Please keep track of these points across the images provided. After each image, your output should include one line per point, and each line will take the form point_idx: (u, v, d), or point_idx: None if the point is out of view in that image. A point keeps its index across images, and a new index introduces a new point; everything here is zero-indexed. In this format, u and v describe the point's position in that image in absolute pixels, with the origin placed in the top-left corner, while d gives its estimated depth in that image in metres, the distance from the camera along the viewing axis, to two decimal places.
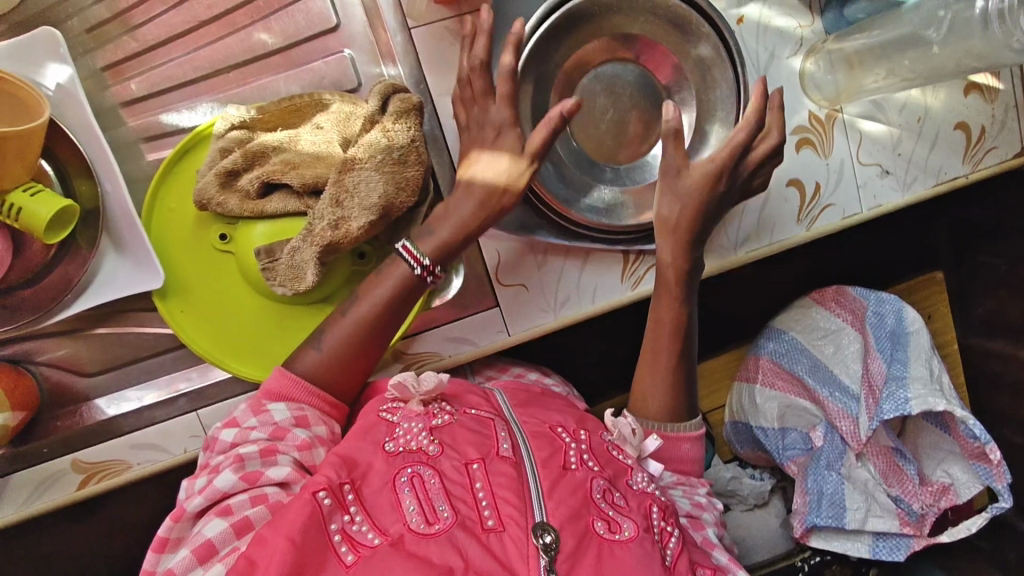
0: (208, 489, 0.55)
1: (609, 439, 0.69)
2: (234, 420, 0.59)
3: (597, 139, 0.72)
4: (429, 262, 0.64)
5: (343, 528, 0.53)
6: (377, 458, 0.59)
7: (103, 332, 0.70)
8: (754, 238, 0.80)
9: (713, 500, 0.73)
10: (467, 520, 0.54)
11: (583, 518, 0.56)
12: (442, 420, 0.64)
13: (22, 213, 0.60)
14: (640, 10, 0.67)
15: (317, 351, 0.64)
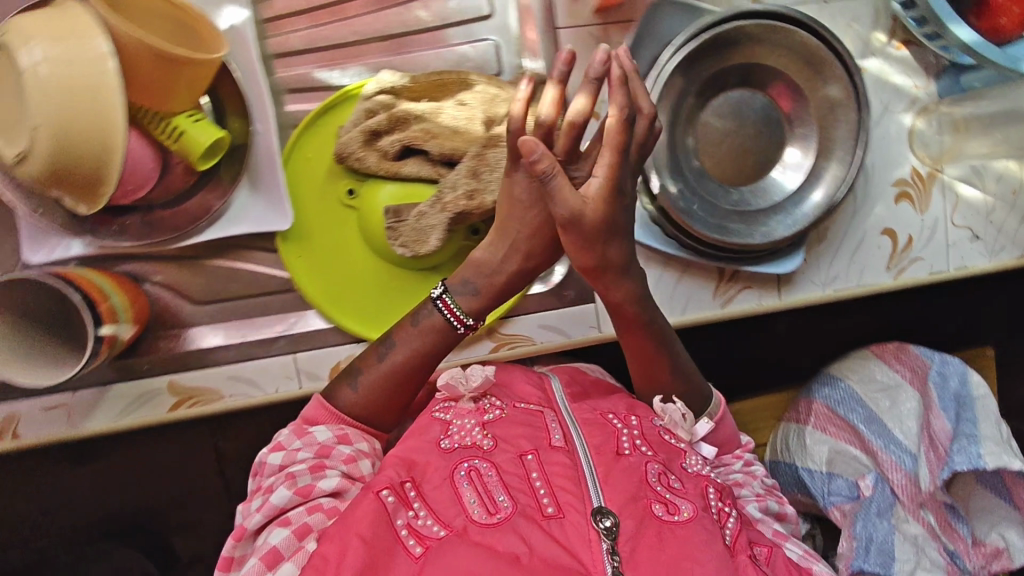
0: (266, 505, 0.56)
1: (661, 425, 0.67)
2: (281, 443, 0.61)
3: (718, 158, 0.74)
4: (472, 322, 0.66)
5: (408, 523, 0.53)
6: (428, 456, 0.59)
7: (219, 264, 0.72)
8: (843, 278, 0.83)
9: (752, 469, 0.72)
10: (525, 508, 0.54)
11: (642, 499, 0.55)
12: (494, 416, 0.63)
13: (182, 136, 0.62)
14: (779, 44, 0.70)
15: (354, 390, 0.65)
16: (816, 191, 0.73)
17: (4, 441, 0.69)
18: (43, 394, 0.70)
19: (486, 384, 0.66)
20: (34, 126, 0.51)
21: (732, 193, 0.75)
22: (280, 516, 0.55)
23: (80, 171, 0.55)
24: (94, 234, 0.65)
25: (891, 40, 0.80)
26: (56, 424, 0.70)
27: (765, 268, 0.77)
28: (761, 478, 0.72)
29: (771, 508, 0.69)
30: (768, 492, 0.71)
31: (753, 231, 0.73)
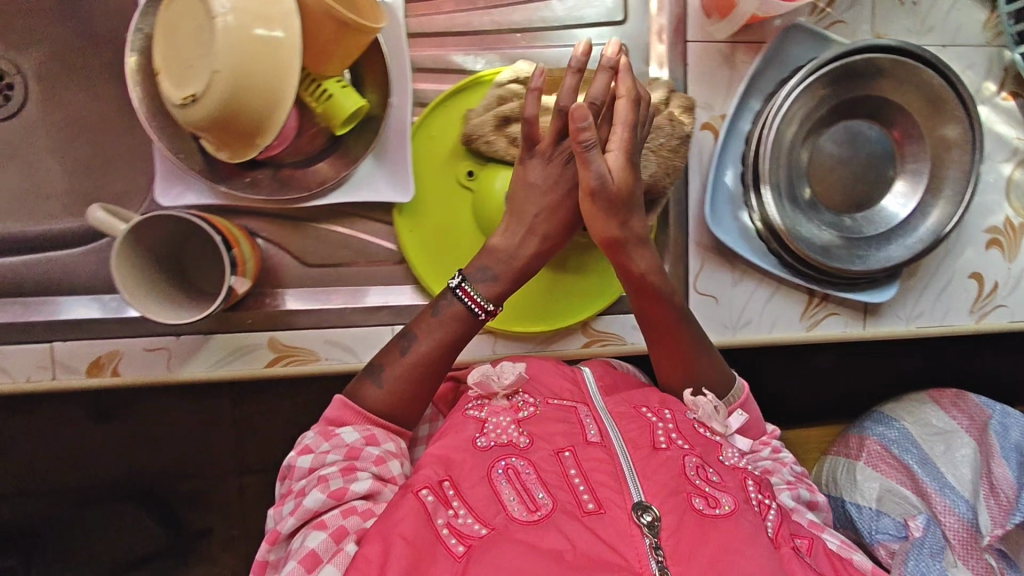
0: (300, 508, 0.55)
1: (695, 418, 0.65)
2: (307, 446, 0.59)
3: (829, 183, 0.76)
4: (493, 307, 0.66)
5: (449, 522, 0.53)
6: (463, 454, 0.58)
7: (333, 229, 0.74)
8: (927, 316, 0.84)
9: (780, 456, 0.71)
10: (566, 505, 0.53)
11: (682, 492, 0.54)
12: (529, 412, 0.61)
13: (329, 100, 0.64)
14: (906, 80, 0.72)
15: (377, 386, 0.63)
16: (920, 227, 0.75)
17: (101, 375, 0.69)
18: (146, 334, 0.70)
19: (520, 380, 0.63)
20: (216, 70, 0.53)
21: (837, 218, 0.76)
22: (316, 521, 0.54)
23: (244, 119, 0.56)
24: (228, 183, 0.66)
25: (1000, 90, 0.82)
26: (154, 366, 0.70)
27: (856, 295, 0.80)
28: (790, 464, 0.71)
29: (802, 497, 0.68)
30: (797, 479, 0.70)
31: (853, 257, 0.75)
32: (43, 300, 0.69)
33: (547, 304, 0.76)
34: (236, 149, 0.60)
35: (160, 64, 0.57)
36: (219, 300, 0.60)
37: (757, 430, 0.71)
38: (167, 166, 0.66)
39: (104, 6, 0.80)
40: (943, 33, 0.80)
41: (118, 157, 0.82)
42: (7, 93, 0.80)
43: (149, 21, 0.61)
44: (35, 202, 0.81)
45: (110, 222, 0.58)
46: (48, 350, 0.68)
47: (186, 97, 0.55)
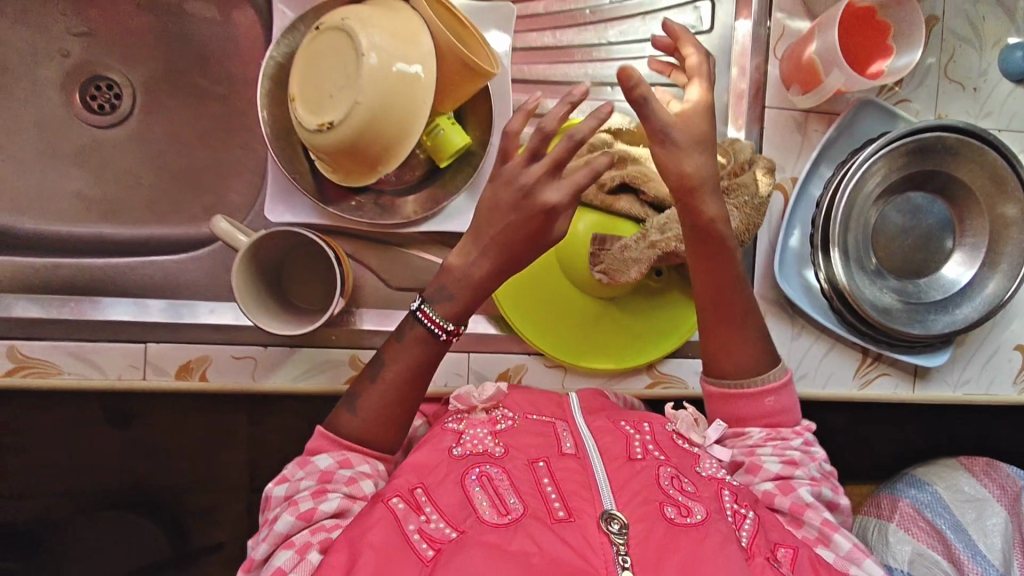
0: (271, 533, 0.56)
1: (673, 429, 0.67)
2: (284, 475, 0.60)
3: (890, 249, 0.80)
4: (452, 327, 0.65)
5: (420, 527, 0.55)
6: (440, 465, 0.60)
7: (419, 255, 0.76)
8: (973, 383, 0.87)
9: (812, 451, 0.66)
10: (537, 511, 0.54)
11: (654, 501, 0.55)
12: (507, 425, 0.64)
13: (439, 135, 0.68)
14: (969, 160, 0.77)
15: (353, 414, 0.64)
16: (977, 296, 0.79)
17: (188, 378, 0.71)
18: (235, 343, 0.72)
19: (499, 395, 0.67)
20: (357, 102, 0.58)
21: (897, 283, 0.80)
22: (285, 542, 0.55)
23: (371, 147, 0.61)
24: (335, 206, 0.70)
25: None
26: (240, 374, 0.72)
27: (913, 357, 0.83)
28: (822, 462, 0.67)
29: (825, 496, 0.64)
30: (826, 477, 0.66)
31: (912, 321, 0.78)
32: (143, 302, 0.72)
33: (616, 343, 0.79)
34: (358, 173, 0.64)
35: (297, 92, 0.61)
36: (329, 314, 0.63)
37: (788, 419, 0.68)
38: (278, 185, 0.70)
39: (215, 30, 0.85)
40: (999, 118, 0.86)
41: (210, 171, 0.85)
42: (115, 102, 0.85)
43: (281, 50, 0.66)
44: (128, 206, 0.84)
45: (232, 232, 0.61)
46: (142, 350, 0.70)
47: (322, 123, 0.60)
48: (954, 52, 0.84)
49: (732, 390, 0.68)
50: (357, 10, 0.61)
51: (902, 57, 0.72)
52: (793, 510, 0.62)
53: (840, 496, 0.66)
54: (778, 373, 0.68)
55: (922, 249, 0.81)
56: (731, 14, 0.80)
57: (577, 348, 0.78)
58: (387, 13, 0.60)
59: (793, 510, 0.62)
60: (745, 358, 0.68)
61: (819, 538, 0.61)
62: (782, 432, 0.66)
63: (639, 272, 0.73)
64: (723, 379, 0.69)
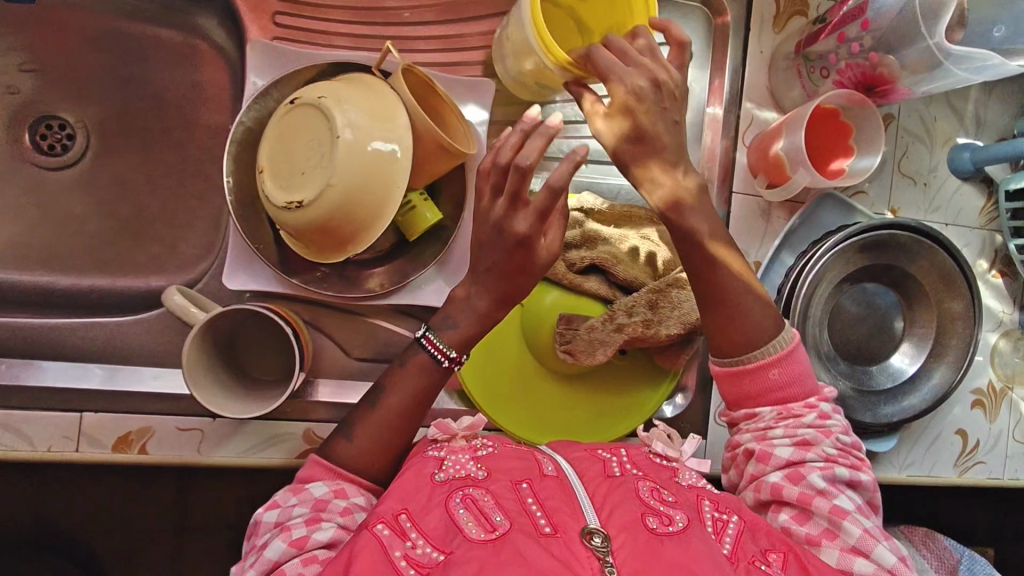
0: (260, 560, 0.54)
1: (650, 450, 0.67)
2: (275, 501, 0.58)
3: (845, 337, 0.83)
4: (455, 356, 0.63)
5: (406, 554, 0.51)
6: (421, 489, 0.57)
7: (382, 324, 0.74)
8: (917, 466, 0.90)
9: (827, 425, 0.63)
10: (524, 526, 0.52)
11: (636, 512, 0.54)
12: (486, 451, 0.62)
13: (412, 211, 0.67)
14: (921, 258, 0.81)
15: (348, 441, 0.62)
16: (924, 386, 0.82)
17: (127, 452, 0.67)
18: (181, 414, 0.69)
19: (477, 424, 0.65)
20: (330, 183, 0.56)
21: (851, 369, 0.82)
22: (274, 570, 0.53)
23: (344, 225, 0.60)
24: (301, 277, 0.68)
25: (990, 268, 0.92)
26: (184, 447, 0.68)
27: (864, 443, 0.84)
28: (840, 435, 0.64)
29: (840, 476, 0.61)
30: (843, 452, 0.63)
31: (865, 409, 0.80)
32: (84, 367, 0.68)
33: (578, 421, 0.78)
34: (325, 250, 0.63)
35: (266, 164, 0.60)
36: (289, 391, 0.60)
37: (801, 386, 0.63)
38: (239, 251, 0.68)
39: (181, 77, 0.81)
40: (947, 212, 0.90)
41: (163, 221, 0.81)
42: (67, 143, 0.80)
43: (250, 116, 0.65)
44: (70, 254, 0.78)
45: (187, 306, 0.59)
46: (76, 420, 0.66)
47: (289, 202, 0.58)
48: (908, 148, 0.88)
49: (737, 368, 0.64)
50: (332, 87, 0.59)
51: (862, 159, 0.75)
52: (802, 500, 0.59)
53: (859, 471, 0.63)
54: (784, 340, 0.64)
55: (875, 336, 0.83)
56: (704, 96, 0.81)
57: (540, 427, 0.77)
58: (363, 92, 0.59)
59: (801, 501, 0.59)
60: (750, 333, 0.63)
61: (828, 529, 0.59)
62: (792, 409, 0.62)
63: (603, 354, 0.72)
64: (730, 356, 0.64)
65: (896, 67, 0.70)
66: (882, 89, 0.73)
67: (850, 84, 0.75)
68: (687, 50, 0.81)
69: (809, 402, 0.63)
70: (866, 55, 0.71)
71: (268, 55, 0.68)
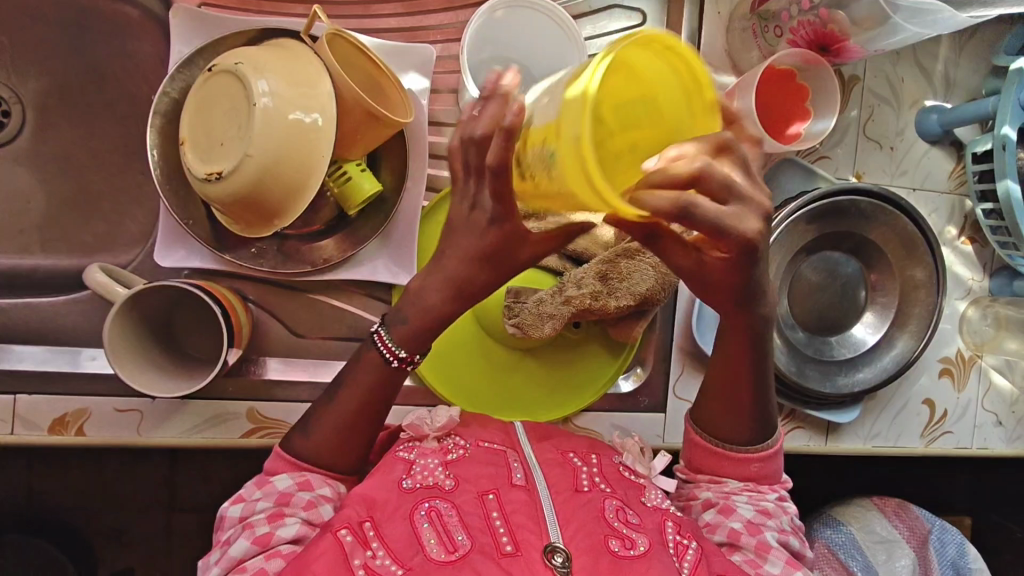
0: (224, 556, 0.53)
1: (621, 462, 0.67)
2: (241, 494, 0.56)
3: (806, 306, 0.81)
4: (406, 354, 0.57)
5: (366, 562, 0.51)
6: (388, 495, 0.56)
7: (326, 301, 0.72)
8: (881, 436, 0.89)
9: (786, 504, 0.64)
10: (485, 546, 0.53)
11: (599, 535, 0.55)
12: (457, 455, 0.61)
13: (348, 182, 0.65)
14: (883, 224, 0.79)
15: (308, 436, 0.58)
16: (886, 357, 0.80)
17: (65, 434, 0.66)
18: (118, 395, 0.67)
19: (451, 423, 0.63)
20: (248, 154, 0.54)
21: (810, 338, 0.81)
22: (237, 568, 0.52)
23: (272, 196, 0.58)
24: (233, 252, 0.66)
25: (959, 235, 0.90)
26: (123, 429, 0.67)
27: (822, 414, 0.82)
28: (794, 516, 0.65)
29: (792, 545, 0.62)
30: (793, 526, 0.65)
31: (823, 380, 0.79)
32: (16, 350, 0.66)
33: (530, 396, 0.77)
34: (252, 224, 0.61)
35: (187, 134, 0.58)
36: (218, 368, 0.60)
37: (771, 479, 0.65)
38: (168, 229, 0.66)
39: (116, 45, 0.78)
40: (913, 176, 0.87)
41: (107, 198, 0.78)
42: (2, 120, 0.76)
43: (174, 86, 0.63)
44: (11, 234, 0.76)
45: (108, 284, 0.58)
46: (10, 403, 0.65)
47: (209, 172, 0.56)
48: (873, 110, 0.85)
49: (720, 450, 0.64)
50: (253, 53, 0.57)
51: (819, 121, 0.73)
52: (758, 548, 0.60)
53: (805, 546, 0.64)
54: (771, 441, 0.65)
55: (836, 306, 0.81)
56: None
57: (490, 401, 0.75)
58: (285, 58, 0.57)
59: (756, 550, 0.60)
60: (743, 427, 0.64)
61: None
62: (756, 485, 0.64)
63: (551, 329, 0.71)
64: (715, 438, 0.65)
65: (847, 24, 0.68)
66: (837, 47, 0.71)
67: (804, 44, 0.72)
68: (640, 14, 0.78)
69: (774, 485, 0.65)
70: (817, 12, 0.69)
71: (196, 23, 0.66)
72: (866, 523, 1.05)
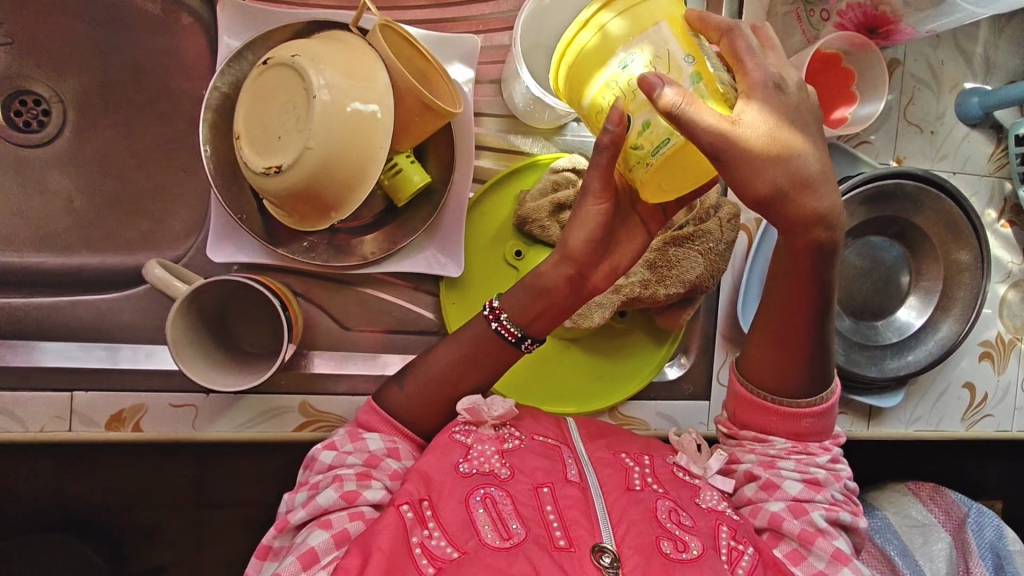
0: (311, 503, 0.54)
1: (674, 462, 0.64)
2: (334, 442, 0.59)
3: (850, 292, 0.81)
4: (497, 305, 0.63)
5: (422, 542, 0.51)
6: (444, 476, 0.55)
7: (375, 295, 0.73)
8: (923, 421, 0.89)
9: (837, 468, 0.62)
10: (538, 538, 0.51)
11: (650, 534, 0.53)
12: (513, 445, 0.59)
13: (399, 174, 0.65)
14: (931, 206, 0.78)
15: (402, 389, 0.63)
16: (931, 340, 0.80)
17: (121, 429, 0.67)
18: (173, 390, 0.68)
19: (510, 413, 0.61)
20: (309, 147, 0.55)
21: (856, 325, 0.81)
22: (322, 519, 0.53)
23: (330, 189, 0.58)
24: (285, 247, 0.67)
25: (999, 218, 0.89)
26: (178, 424, 0.68)
27: (869, 400, 0.82)
28: (844, 482, 0.63)
29: (843, 520, 0.60)
30: (848, 498, 0.63)
31: (869, 364, 0.79)
32: (72, 347, 0.67)
33: (580, 386, 0.77)
34: (308, 217, 0.61)
35: (242, 129, 0.58)
36: (278, 363, 0.60)
37: (821, 438, 0.64)
38: (220, 224, 0.66)
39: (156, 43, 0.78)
40: (954, 160, 0.87)
41: (150, 196, 0.78)
42: (44, 120, 0.76)
43: (225, 80, 0.63)
44: (56, 234, 0.76)
45: (168, 280, 0.58)
46: (68, 399, 0.66)
47: (268, 166, 0.56)
48: (914, 94, 0.85)
49: (769, 403, 0.63)
50: (307, 46, 0.57)
51: (866, 105, 0.73)
52: (803, 537, 0.58)
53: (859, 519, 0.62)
54: (826, 396, 0.63)
55: (880, 291, 0.82)
56: None
57: (542, 392, 0.76)
58: (342, 51, 0.57)
59: (801, 538, 0.58)
60: (798, 379, 0.62)
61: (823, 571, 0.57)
62: (807, 448, 0.62)
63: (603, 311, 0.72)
64: (764, 390, 0.64)
65: (899, 5, 0.69)
66: (886, 29, 0.72)
67: (851, 27, 0.73)
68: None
69: (826, 447, 0.63)
70: None
71: (242, 18, 0.66)
72: (901, 508, 1.06)
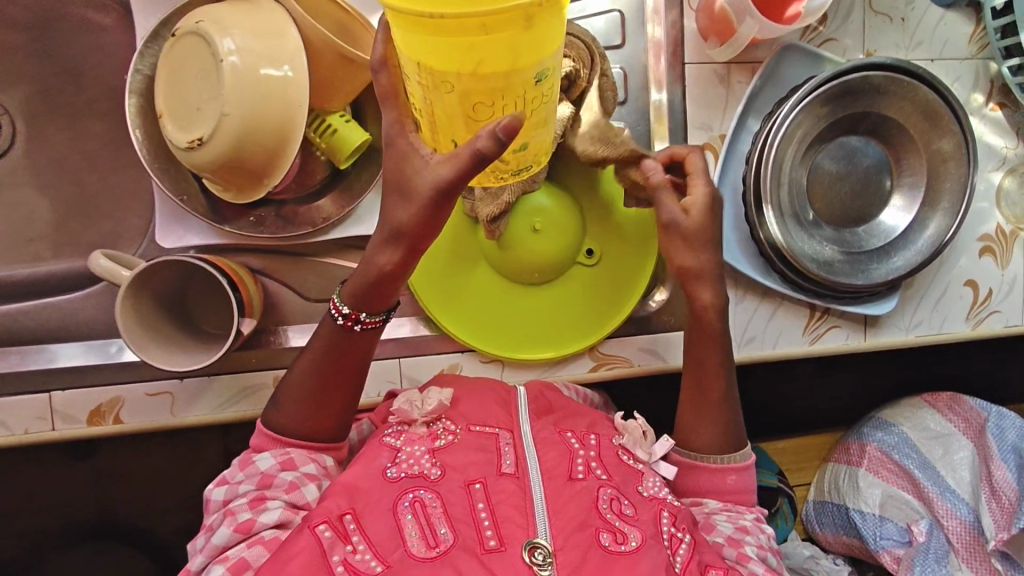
0: (208, 545, 0.51)
1: (619, 444, 0.62)
2: (225, 477, 0.56)
3: (830, 198, 0.77)
4: (349, 309, 0.56)
5: (346, 558, 0.48)
6: (370, 484, 0.53)
7: (334, 262, 0.71)
8: (925, 325, 0.85)
9: (764, 525, 0.61)
10: (468, 541, 0.48)
11: (589, 527, 0.50)
12: (447, 441, 0.56)
13: (334, 134, 0.62)
14: (903, 96, 0.74)
15: (280, 411, 0.59)
16: (918, 239, 0.77)
17: (103, 424, 0.68)
18: (148, 380, 0.69)
19: (443, 407, 0.59)
20: (225, 113, 0.54)
21: (835, 233, 0.78)
22: (218, 557, 0.50)
23: (254, 158, 0.57)
24: (232, 224, 0.66)
25: (987, 101, 0.84)
26: (158, 412, 0.69)
27: (860, 308, 0.80)
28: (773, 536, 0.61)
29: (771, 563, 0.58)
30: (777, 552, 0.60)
31: (855, 273, 0.76)
32: (50, 349, 0.69)
33: (548, 328, 0.75)
34: (244, 188, 0.60)
35: (164, 106, 0.57)
36: (230, 340, 0.60)
37: (746, 498, 0.64)
38: (167, 209, 0.67)
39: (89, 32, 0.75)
40: (930, 47, 0.81)
41: (105, 195, 0.75)
42: None
43: (146, 63, 0.61)
44: None
45: (112, 269, 0.58)
46: (47, 400, 0.68)
47: (191, 140, 0.55)
48: None
49: (693, 461, 0.64)
50: (213, 10, 0.55)
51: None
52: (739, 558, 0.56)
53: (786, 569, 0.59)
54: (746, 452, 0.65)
55: (862, 194, 0.78)
56: None
57: (512, 340, 0.75)
58: (249, 13, 0.55)
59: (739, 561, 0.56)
60: (714, 431, 0.65)
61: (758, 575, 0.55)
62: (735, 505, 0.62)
63: (492, 220, 0.67)
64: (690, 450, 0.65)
65: None
66: None
67: None
68: None
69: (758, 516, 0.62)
70: None
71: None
72: (916, 417, 1.01)
